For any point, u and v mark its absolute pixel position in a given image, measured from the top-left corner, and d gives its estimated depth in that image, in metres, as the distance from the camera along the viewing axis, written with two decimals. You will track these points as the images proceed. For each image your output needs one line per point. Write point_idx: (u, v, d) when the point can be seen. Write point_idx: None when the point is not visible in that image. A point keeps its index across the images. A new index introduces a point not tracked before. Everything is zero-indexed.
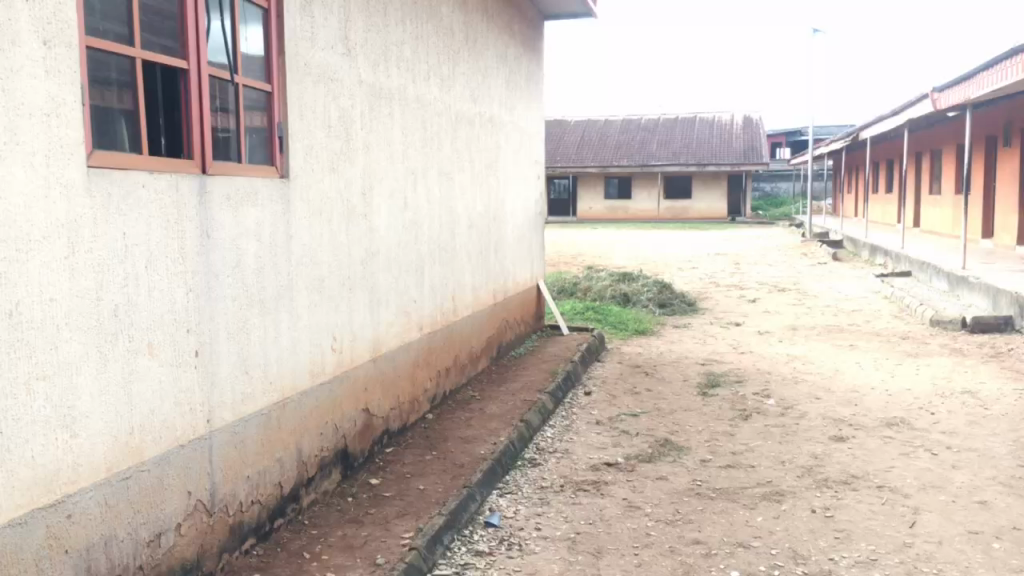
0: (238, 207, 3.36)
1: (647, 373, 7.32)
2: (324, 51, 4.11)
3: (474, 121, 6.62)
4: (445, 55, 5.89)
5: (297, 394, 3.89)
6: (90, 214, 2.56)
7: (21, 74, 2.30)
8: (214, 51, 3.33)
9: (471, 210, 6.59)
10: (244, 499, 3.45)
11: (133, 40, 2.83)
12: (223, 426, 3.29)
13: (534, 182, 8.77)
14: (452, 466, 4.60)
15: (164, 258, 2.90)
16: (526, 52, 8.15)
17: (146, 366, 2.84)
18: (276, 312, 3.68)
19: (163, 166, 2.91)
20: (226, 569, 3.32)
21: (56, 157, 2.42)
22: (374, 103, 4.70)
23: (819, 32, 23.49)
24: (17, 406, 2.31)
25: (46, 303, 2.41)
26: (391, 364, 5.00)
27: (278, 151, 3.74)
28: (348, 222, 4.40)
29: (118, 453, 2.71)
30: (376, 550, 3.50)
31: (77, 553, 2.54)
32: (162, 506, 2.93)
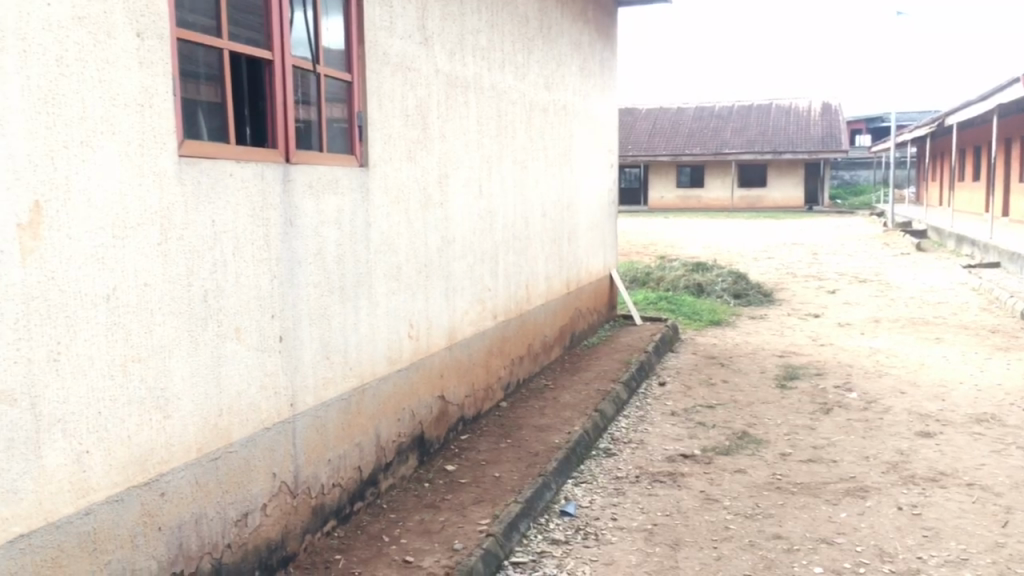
0: (320, 195, 3.42)
1: (722, 364, 7.21)
2: (402, 40, 4.14)
3: (548, 109, 6.60)
4: (520, 43, 5.87)
5: (376, 379, 3.95)
6: (181, 202, 2.63)
7: (117, 66, 2.36)
8: (297, 43, 3.38)
9: (545, 198, 6.56)
10: (326, 482, 3.52)
11: (220, 33, 2.89)
12: (305, 410, 3.36)
13: (608, 170, 8.70)
14: (527, 454, 4.62)
15: (250, 245, 2.97)
16: (600, 39, 8.08)
17: (233, 350, 2.91)
18: (356, 299, 3.73)
19: (249, 155, 2.97)
20: (309, 549, 3.39)
21: (149, 146, 2.48)
22: (450, 92, 4.72)
23: (903, 15, 22.12)
24: (114, 388, 2.38)
25: (143, 288, 2.48)
26: (466, 351, 5.03)
27: (358, 140, 3.79)
28: (425, 211, 4.43)
29: (209, 434, 2.79)
30: (454, 535, 3.54)
31: (170, 531, 2.61)
32: (249, 487, 3.01)
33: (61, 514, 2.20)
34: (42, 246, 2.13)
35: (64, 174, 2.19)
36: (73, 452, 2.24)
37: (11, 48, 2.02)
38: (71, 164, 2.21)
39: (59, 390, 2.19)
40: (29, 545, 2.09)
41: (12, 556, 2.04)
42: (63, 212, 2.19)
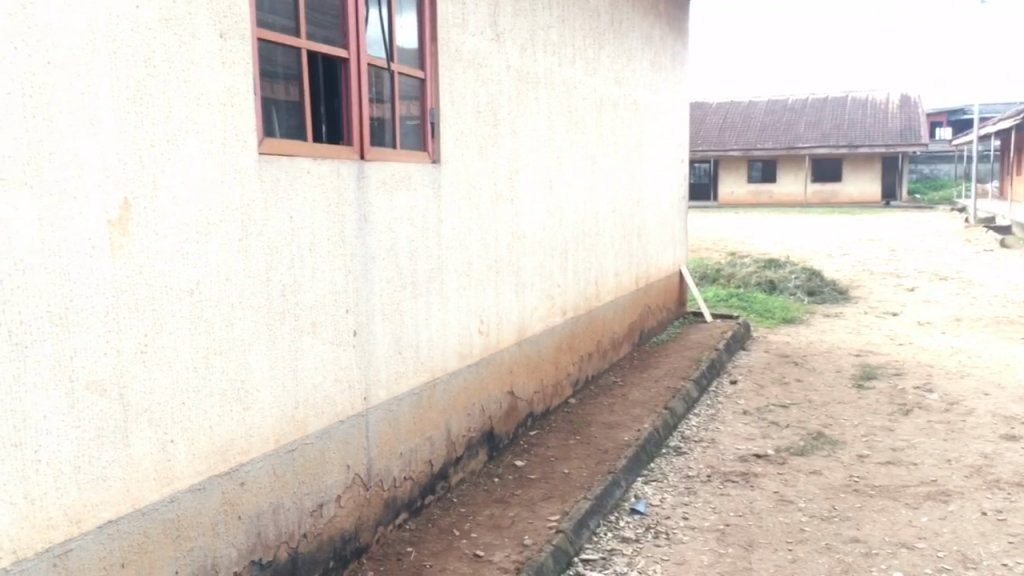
0: (394, 191, 3.46)
1: (796, 363, 7.07)
2: (474, 37, 4.16)
3: (618, 104, 6.55)
4: (591, 38, 5.83)
5: (447, 374, 3.98)
6: (261, 198, 2.69)
7: (202, 66, 2.43)
8: (374, 42, 3.43)
9: (614, 194, 6.52)
10: (398, 475, 3.56)
11: (298, 33, 2.94)
12: (378, 403, 3.41)
13: (678, 166, 8.60)
14: (597, 451, 4.60)
15: (326, 241, 3.03)
16: (672, 32, 7.98)
17: (310, 344, 2.97)
18: (428, 295, 3.77)
19: (326, 153, 3.02)
20: (382, 541, 3.44)
21: (230, 144, 2.55)
22: (521, 88, 4.72)
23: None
24: (198, 379, 2.45)
25: (224, 283, 2.55)
26: (536, 347, 5.04)
27: (430, 136, 3.82)
28: (496, 207, 4.45)
29: (286, 426, 2.85)
30: (524, 531, 3.55)
31: (249, 519, 2.68)
32: (324, 478, 3.07)
33: (147, 501, 2.28)
34: (131, 242, 2.20)
35: (151, 172, 2.26)
36: (159, 441, 2.31)
37: (103, 50, 2.09)
38: (157, 163, 2.27)
39: (145, 381, 2.27)
40: (118, 530, 2.17)
41: (101, 541, 2.12)
42: (150, 210, 2.26)
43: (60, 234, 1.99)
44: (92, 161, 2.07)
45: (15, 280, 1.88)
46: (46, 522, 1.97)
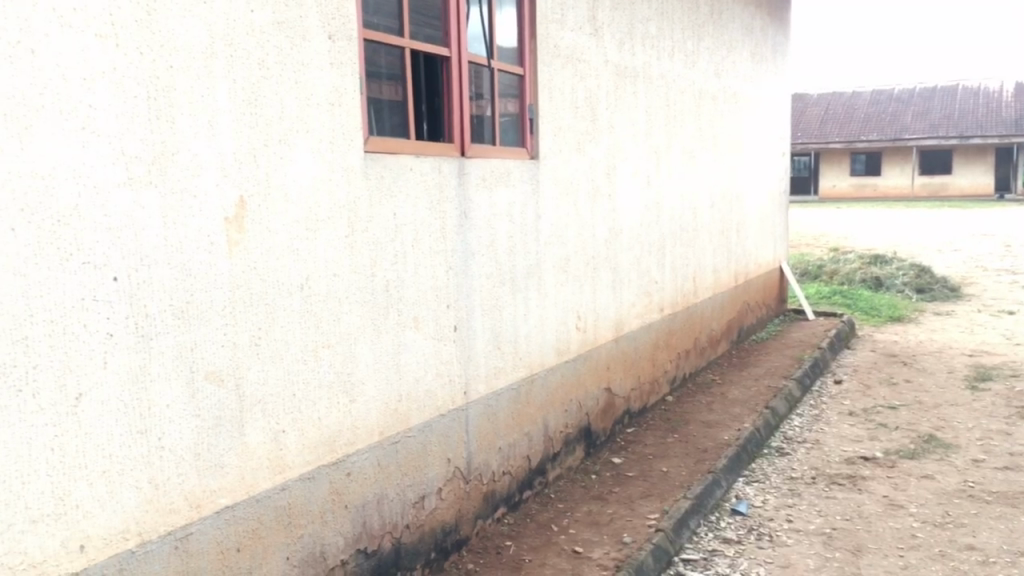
0: (493, 187, 3.49)
1: (905, 363, 6.81)
2: (573, 32, 4.15)
3: (718, 97, 6.43)
4: (690, 30, 5.74)
5: (545, 369, 3.99)
6: (366, 196, 2.75)
7: (312, 67, 2.49)
8: (475, 39, 3.45)
9: (713, 189, 6.40)
10: (497, 469, 3.59)
11: (402, 33, 2.98)
12: (478, 398, 3.45)
13: (779, 159, 8.39)
14: (696, 450, 4.53)
15: (429, 237, 3.07)
16: (773, 22, 7.78)
17: (413, 338, 3.02)
18: (526, 290, 3.78)
19: (428, 150, 3.06)
20: (481, 535, 3.47)
21: (338, 143, 2.61)
22: (619, 83, 4.69)
23: None
24: (307, 371, 2.53)
25: (332, 278, 2.61)
26: (633, 343, 5.00)
27: (529, 133, 3.83)
28: (593, 203, 4.43)
29: (390, 419, 2.91)
30: (623, 528, 3.53)
31: (355, 509, 2.75)
32: (425, 471, 3.12)
33: (261, 489, 2.36)
34: (246, 239, 2.28)
35: (265, 171, 2.34)
36: (271, 431, 2.39)
37: (220, 53, 2.17)
38: (269, 162, 2.35)
39: (259, 372, 2.35)
40: (234, 516, 2.25)
41: (219, 525, 2.20)
42: (263, 207, 2.33)
43: (181, 231, 2.08)
44: (210, 160, 2.15)
45: (140, 275, 1.97)
46: (168, 506, 2.07)
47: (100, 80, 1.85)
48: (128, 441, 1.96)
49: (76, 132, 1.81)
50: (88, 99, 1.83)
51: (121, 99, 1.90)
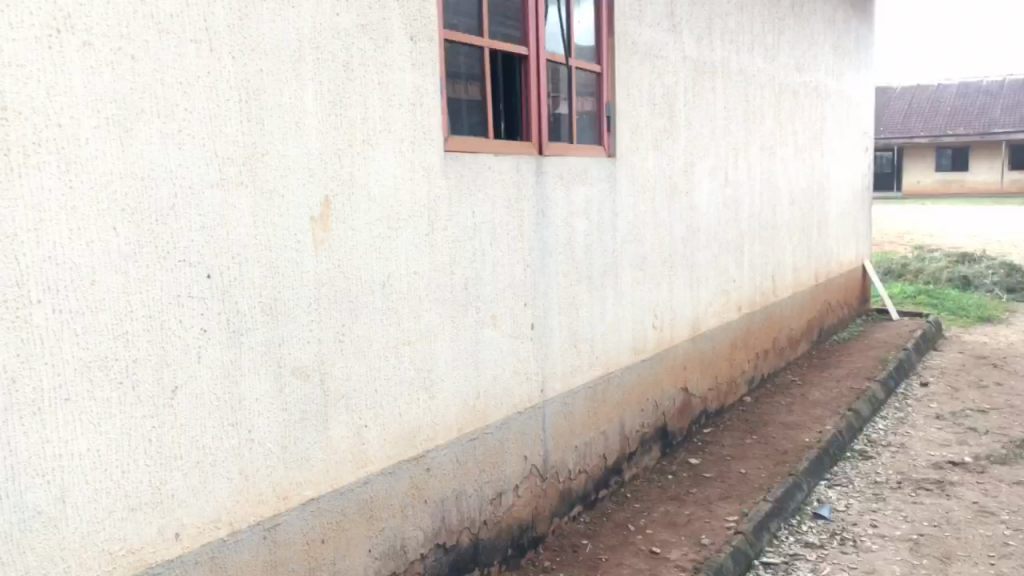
0: (571, 185, 3.49)
1: (996, 365, 6.56)
2: (651, 28, 4.12)
3: (798, 91, 6.29)
4: (770, 24, 5.63)
5: (621, 368, 3.97)
6: (446, 194, 2.78)
7: (394, 68, 2.53)
8: (554, 37, 3.45)
9: (793, 186, 6.28)
10: (573, 467, 3.59)
11: (482, 33, 3.00)
12: (555, 396, 3.45)
13: (862, 155, 8.17)
14: (776, 452, 4.45)
15: (507, 235, 3.09)
16: (857, 14, 7.58)
17: (491, 336, 3.04)
18: (603, 289, 3.77)
19: (506, 149, 3.08)
20: (557, 532, 3.47)
21: (419, 143, 2.64)
22: (697, 79, 4.63)
23: None
24: (389, 367, 2.57)
25: (412, 275, 2.65)
26: (711, 342, 4.93)
27: (606, 130, 3.82)
28: (671, 200, 4.39)
29: (468, 415, 2.94)
30: (701, 530, 3.49)
31: (434, 504, 2.78)
32: (503, 468, 3.14)
33: (344, 482, 2.41)
34: (331, 237, 2.33)
35: (349, 171, 2.38)
36: (355, 426, 2.44)
37: (307, 57, 2.22)
38: (354, 163, 2.39)
39: (343, 368, 2.40)
40: (320, 508, 2.31)
41: (305, 517, 2.26)
42: (347, 207, 2.38)
43: (271, 230, 2.14)
44: (298, 161, 2.21)
45: (232, 272, 2.04)
46: (259, 497, 2.13)
47: (196, 84, 1.92)
48: (220, 433, 2.02)
49: (173, 134, 1.87)
50: (185, 103, 1.90)
51: (214, 102, 1.97)
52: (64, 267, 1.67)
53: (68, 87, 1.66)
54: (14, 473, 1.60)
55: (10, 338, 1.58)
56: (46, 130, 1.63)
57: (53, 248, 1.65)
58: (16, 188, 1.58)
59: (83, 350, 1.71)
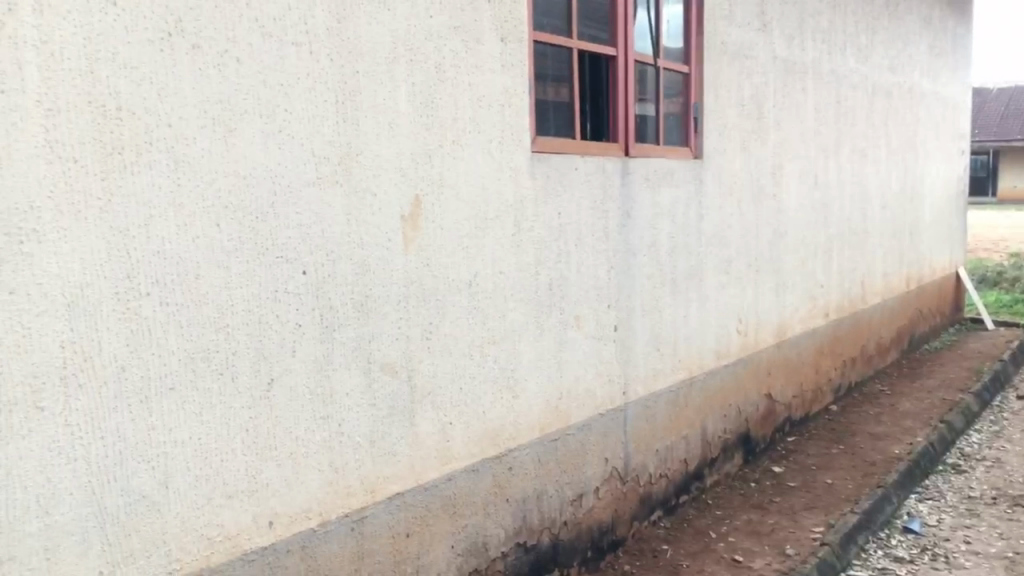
0: (657, 187, 3.46)
1: None
2: (740, 29, 4.05)
3: (892, 92, 6.11)
4: (864, 23, 5.48)
5: (705, 373, 3.92)
6: (532, 195, 2.79)
7: (484, 70, 2.55)
8: (643, 37, 3.43)
9: (885, 189, 6.09)
10: (654, 471, 3.56)
11: (571, 34, 3.00)
12: (637, 399, 3.42)
13: (957, 158, 7.87)
14: (863, 463, 4.33)
15: (591, 237, 3.08)
16: (955, 13, 7.32)
17: (574, 337, 3.04)
18: (687, 292, 3.73)
19: (592, 150, 3.07)
20: (637, 536, 3.45)
21: (507, 144, 2.66)
22: (787, 80, 4.54)
23: None
24: (474, 365, 2.59)
25: (498, 275, 2.67)
26: (796, 349, 4.82)
27: (693, 131, 3.77)
28: (758, 203, 4.31)
29: (550, 415, 2.94)
30: (786, 540, 3.43)
31: (516, 503, 2.80)
32: (584, 469, 3.13)
33: (429, 478, 2.44)
34: (421, 236, 2.37)
35: (439, 171, 2.41)
36: (440, 423, 2.47)
37: (401, 58, 2.26)
38: (444, 163, 2.42)
39: (430, 365, 2.43)
40: (406, 502, 2.35)
41: (391, 511, 2.30)
42: (436, 206, 2.41)
43: (364, 228, 2.18)
44: (391, 161, 2.25)
45: (326, 269, 2.08)
46: (347, 489, 2.18)
47: (296, 86, 1.97)
48: (313, 426, 2.07)
49: (273, 134, 1.93)
50: (285, 104, 1.95)
51: (312, 103, 2.02)
52: (171, 262, 1.74)
53: (179, 88, 1.73)
54: (122, 458, 1.67)
55: (120, 329, 1.65)
56: (158, 130, 1.69)
57: (162, 243, 1.72)
58: (129, 185, 1.65)
59: (187, 341, 1.78)
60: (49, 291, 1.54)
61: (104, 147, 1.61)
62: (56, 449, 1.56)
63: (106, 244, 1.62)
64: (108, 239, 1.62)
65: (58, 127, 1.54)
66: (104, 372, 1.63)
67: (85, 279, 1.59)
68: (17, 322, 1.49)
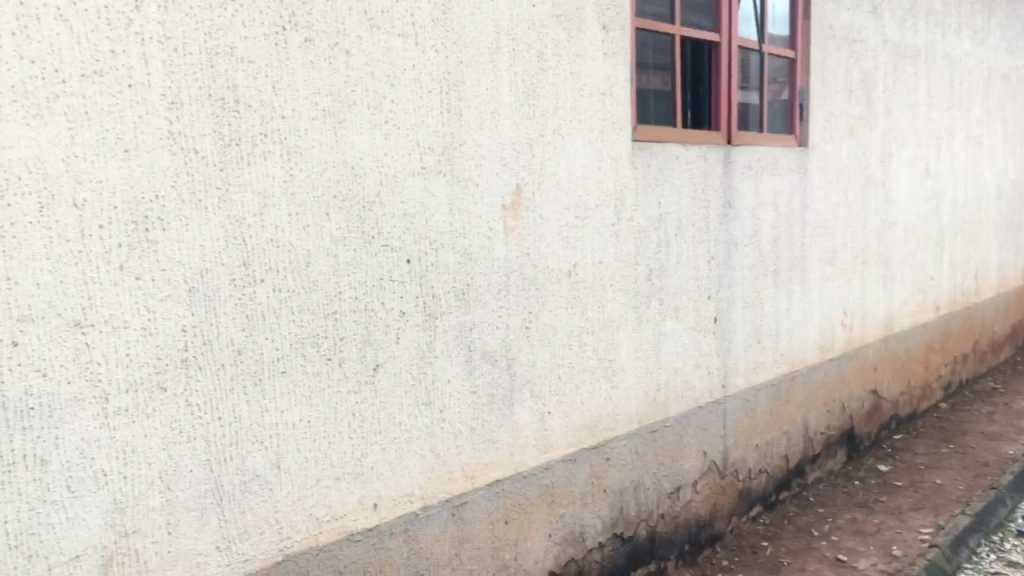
0: (760, 176, 3.38)
1: None
2: (849, 12, 3.91)
3: (1010, 76, 5.81)
4: (981, 3, 5.22)
5: (808, 367, 3.81)
6: (632, 185, 2.76)
7: (586, 58, 2.54)
8: (748, 22, 3.35)
9: (1001, 178, 5.80)
10: (754, 466, 3.49)
11: (673, 20, 2.95)
12: (736, 392, 3.36)
13: None
14: (975, 464, 4.15)
15: (692, 226, 3.03)
16: None
17: (673, 329, 3.00)
18: (789, 284, 3.63)
19: (694, 138, 3.02)
20: (736, 532, 3.39)
21: (608, 133, 2.64)
22: (898, 64, 4.36)
23: None
24: (572, 355, 2.59)
25: (598, 265, 2.66)
26: (904, 343, 4.64)
27: (798, 119, 3.67)
28: (865, 192, 4.16)
29: (649, 407, 2.92)
30: (892, 540, 3.32)
31: (613, 494, 2.78)
32: (682, 462, 3.09)
33: (528, 467, 2.45)
34: (522, 225, 2.38)
35: (540, 160, 2.41)
36: (539, 412, 2.49)
37: (505, 49, 2.27)
38: (545, 153, 2.43)
39: (529, 355, 2.44)
40: (505, 490, 2.37)
41: (490, 498, 2.32)
42: (537, 196, 2.41)
43: (466, 217, 2.20)
44: (493, 150, 2.26)
45: (429, 258, 2.11)
46: (448, 475, 2.21)
47: (402, 77, 2.00)
48: (415, 411, 2.11)
49: (380, 125, 1.96)
50: (392, 95, 1.98)
51: (418, 94, 2.05)
52: (284, 250, 1.79)
53: (293, 81, 1.78)
54: (238, 439, 1.73)
55: (237, 313, 1.72)
56: (272, 121, 1.75)
57: (275, 231, 1.77)
58: (246, 175, 1.71)
59: (298, 326, 1.83)
60: (172, 276, 1.61)
61: (223, 138, 1.67)
62: (177, 428, 1.63)
63: (224, 232, 1.68)
64: (226, 227, 1.69)
65: (180, 119, 1.60)
66: (221, 355, 1.70)
67: (205, 266, 1.66)
68: (143, 306, 1.57)
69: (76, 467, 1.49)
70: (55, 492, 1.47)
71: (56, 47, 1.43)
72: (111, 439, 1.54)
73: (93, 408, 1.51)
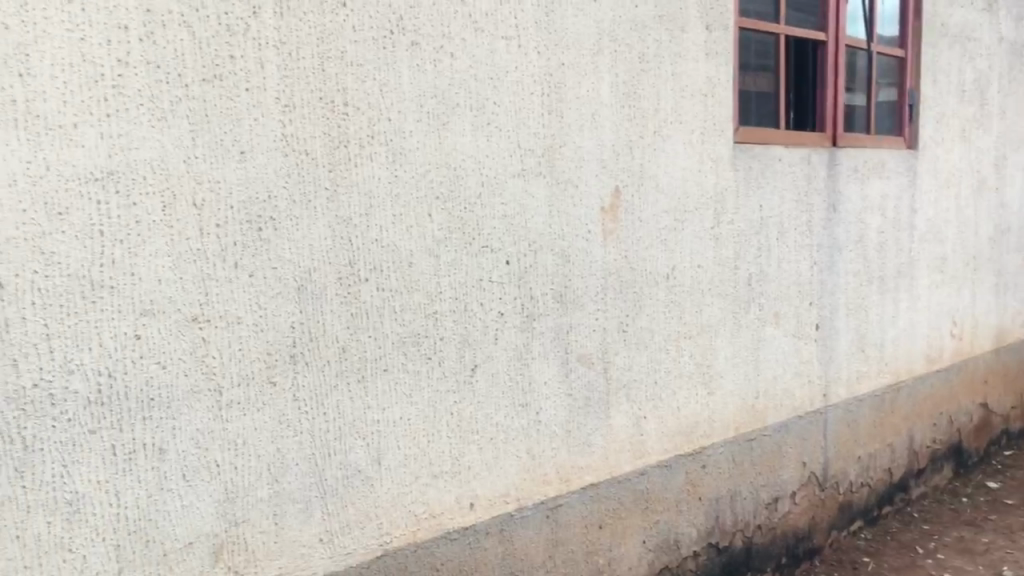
0: (866, 179, 3.27)
1: None
2: (963, 8, 3.75)
3: None
4: None
5: (914, 378, 3.67)
6: (733, 187, 2.71)
7: (688, 59, 2.50)
8: (856, 21, 3.25)
9: None
10: (855, 479, 3.37)
11: (778, 19, 2.88)
12: (838, 402, 3.25)
13: None
14: None
15: (794, 231, 2.96)
16: None
17: (772, 335, 2.93)
18: (896, 290, 3.50)
19: (798, 140, 2.94)
20: (835, 546, 3.29)
21: (709, 134, 2.60)
22: (1014, 62, 4.16)
23: None
24: (669, 360, 2.56)
25: (696, 268, 2.61)
26: (1017, 355, 4.42)
27: (908, 119, 3.54)
28: (978, 197, 3.98)
29: (746, 415, 2.85)
30: (1002, 561, 3.22)
31: (709, 502, 2.72)
32: (780, 472, 3.01)
33: (622, 472, 2.43)
34: (620, 228, 2.36)
35: (639, 163, 2.39)
36: (635, 416, 2.46)
37: (606, 50, 2.26)
38: (644, 155, 2.40)
39: (625, 358, 2.42)
40: (599, 494, 2.35)
41: (584, 501, 2.31)
42: (636, 198, 2.39)
43: (565, 219, 2.20)
44: (592, 152, 2.25)
45: (528, 259, 2.12)
46: (543, 477, 2.21)
47: (505, 79, 2.01)
48: (512, 413, 2.12)
49: (482, 127, 1.98)
50: (494, 98, 2.00)
51: (520, 96, 2.05)
52: (388, 250, 1.82)
53: (400, 84, 1.81)
54: (341, 434, 1.77)
55: (343, 312, 1.75)
56: (379, 124, 1.78)
57: (380, 232, 1.80)
58: (353, 176, 1.75)
59: (400, 325, 1.86)
60: (282, 274, 1.65)
61: (332, 140, 1.71)
62: (285, 422, 1.68)
63: (332, 232, 1.72)
64: (334, 227, 1.73)
65: (293, 122, 1.65)
66: (327, 352, 1.74)
67: (313, 265, 1.70)
68: (255, 302, 1.62)
69: (191, 457, 1.55)
70: (171, 480, 1.53)
71: (180, 53, 1.49)
72: (224, 431, 1.59)
73: (208, 400, 1.57)
